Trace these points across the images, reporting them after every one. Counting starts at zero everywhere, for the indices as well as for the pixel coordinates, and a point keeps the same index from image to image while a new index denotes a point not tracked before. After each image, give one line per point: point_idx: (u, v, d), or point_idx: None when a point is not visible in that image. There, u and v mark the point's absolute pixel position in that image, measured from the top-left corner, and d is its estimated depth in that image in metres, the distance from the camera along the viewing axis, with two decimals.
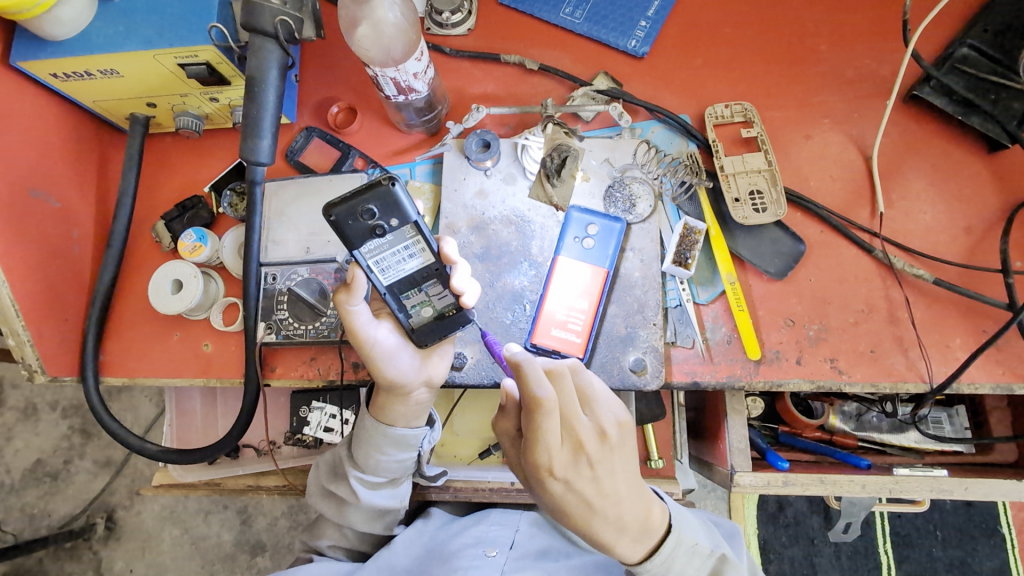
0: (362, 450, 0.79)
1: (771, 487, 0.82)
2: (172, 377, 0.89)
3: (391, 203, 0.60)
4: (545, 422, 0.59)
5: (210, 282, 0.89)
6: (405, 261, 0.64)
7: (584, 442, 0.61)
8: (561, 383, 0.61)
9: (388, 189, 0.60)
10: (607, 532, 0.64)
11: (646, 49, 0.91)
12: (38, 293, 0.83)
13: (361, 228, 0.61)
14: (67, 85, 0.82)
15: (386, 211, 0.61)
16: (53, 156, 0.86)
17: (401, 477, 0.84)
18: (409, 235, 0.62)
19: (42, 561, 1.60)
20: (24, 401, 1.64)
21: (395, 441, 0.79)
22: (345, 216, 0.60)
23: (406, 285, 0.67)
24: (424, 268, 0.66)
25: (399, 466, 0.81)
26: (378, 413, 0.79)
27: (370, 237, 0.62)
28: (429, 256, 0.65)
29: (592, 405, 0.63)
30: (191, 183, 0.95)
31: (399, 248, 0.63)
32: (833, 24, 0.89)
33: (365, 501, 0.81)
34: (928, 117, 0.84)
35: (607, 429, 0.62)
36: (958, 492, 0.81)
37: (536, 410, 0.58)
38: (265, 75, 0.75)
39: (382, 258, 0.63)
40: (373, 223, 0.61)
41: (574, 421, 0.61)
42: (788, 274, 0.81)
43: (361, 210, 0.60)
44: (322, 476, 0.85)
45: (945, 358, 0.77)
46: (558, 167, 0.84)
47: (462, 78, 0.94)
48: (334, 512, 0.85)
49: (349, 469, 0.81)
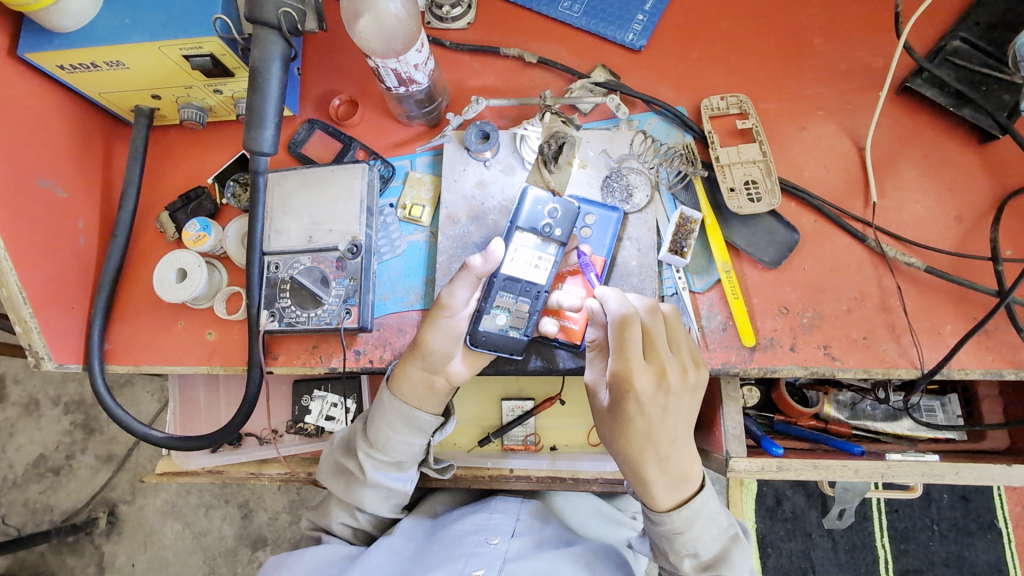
0: (374, 425, 0.79)
1: (766, 472, 0.83)
2: (177, 365, 0.90)
3: (569, 217, 0.80)
4: (632, 334, 0.64)
5: (214, 272, 0.91)
6: (529, 266, 0.80)
7: (667, 372, 0.65)
8: (655, 314, 0.68)
9: (573, 208, 0.80)
10: (652, 466, 0.67)
11: (644, 43, 0.92)
12: (45, 281, 0.84)
13: (540, 216, 0.80)
14: (73, 77, 0.84)
15: (562, 219, 0.79)
16: (59, 146, 0.88)
17: (407, 464, 0.82)
18: (550, 250, 0.80)
19: (44, 555, 1.61)
20: (27, 396, 1.65)
21: (408, 421, 0.79)
22: (536, 200, 0.80)
23: (509, 285, 0.79)
24: (535, 285, 0.80)
25: (408, 450, 0.80)
26: (397, 390, 0.79)
27: (535, 227, 0.79)
28: (545, 278, 0.80)
29: (676, 344, 0.68)
30: (195, 174, 0.96)
31: (536, 254, 0.80)
32: (827, 18, 0.90)
33: (372, 479, 0.80)
34: (920, 109, 0.86)
35: (689, 369, 0.66)
36: (949, 476, 0.82)
37: (621, 326, 0.65)
38: (268, 66, 0.76)
39: (519, 252, 0.80)
40: (547, 221, 0.79)
41: (659, 347, 0.66)
42: (782, 263, 0.83)
43: (547, 210, 0.80)
44: (334, 451, 0.85)
45: (936, 344, 0.79)
46: (556, 153, 0.86)
47: (462, 71, 0.95)
48: (343, 491, 0.84)
49: (361, 445, 0.80)
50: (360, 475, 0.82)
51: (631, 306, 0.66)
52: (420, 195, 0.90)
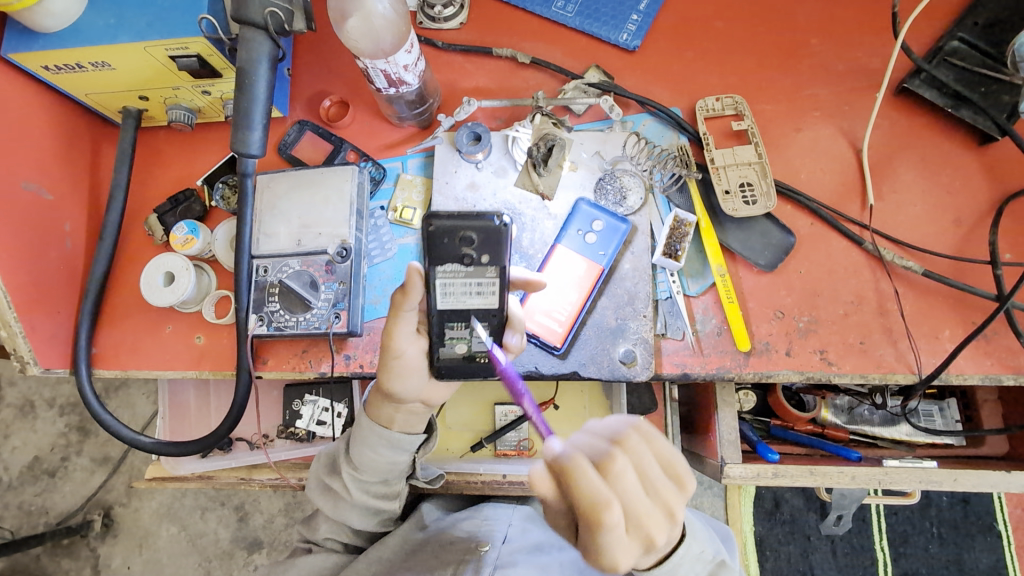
0: (356, 446, 0.78)
1: (761, 479, 0.82)
2: (165, 371, 0.89)
3: (491, 241, 0.65)
4: (606, 537, 0.55)
5: (203, 275, 0.90)
6: (471, 296, 0.67)
7: (654, 536, 0.57)
8: (620, 481, 0.56)
9: (495, 229, 0.64)
10: (646, 564, 0.64)
11: (638, 43, 0.91)
12: (30, 285, 0.83)
13: (451, 246, 0.65)
14: (59, 78, 0.83)
15: (482, 243, 0.65)
16: (45, 148, 0.86)
17: (393, 480, 0.82)
18: (489, 275, 0.65)
19: (39, 558, 1.60)
20: (23, 398, 1.64)
21: (390, 442, 0.78)
22: (442, 231, 0.64)
23: (455, 316, 0.68)
24: (482, 310, 0.68)
25: (392, 467, 0.80)
26: (375, 413, 0.78)
27: (454, 257, 0.65)
28: (495, 302, 0.67)
29: (651, 480, 0.58)
30: (184, 176, 0.95)
31: (473, 282, 0.66)
32: (824, 18, 0.89)
33: (358, 496, 0.80)
34: (917, 110, 0.85)
35: (675, 509, 0.57)
36: (947, 483, 0.81)
37: (594, 529, 0.55)
38: (255, 67, 0.75)
39: (452, 284, 0.66)
40: (465, 250, 0.65)
41: (637, 513, 0.56)
42: (778, 266, 0.81)
43: (460, 235, 0.64)
44: (320, 469, 0.83)
45: (934, 349, 0.78)
46: (545, 156, 0.84)
47: (454, 72, 0.94)
48: (330, 509, 0.82)
49: (344, 466, 0.80)
50: (344, 496, 0.81)
51: (599, 496, 0.55)
52: (411, 197, 0.89)
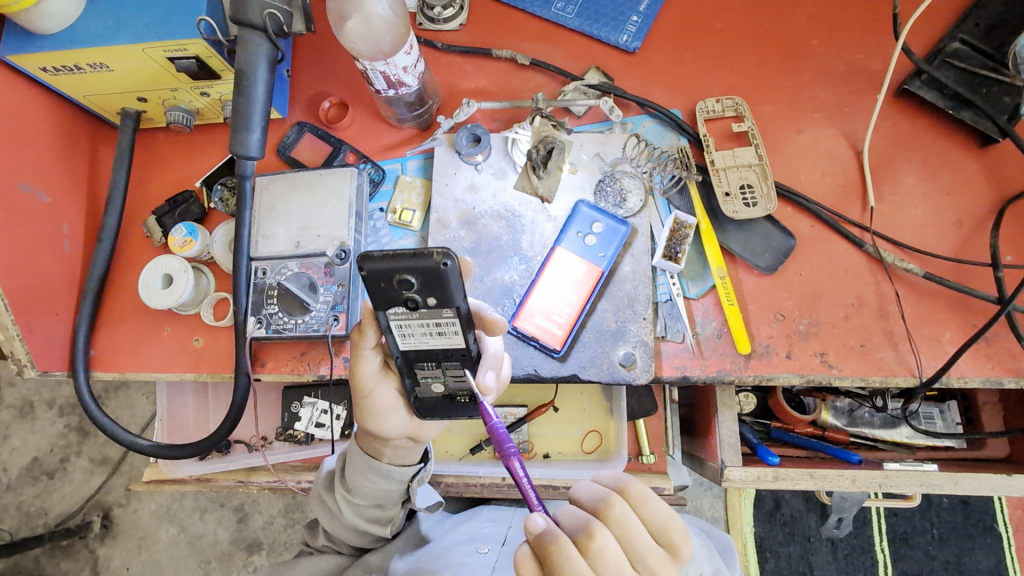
0: (350, 470, 0.78)
1: (762, 482, 0.82)
2: (163, 373, 0.89)
3: (435, 282, 0.54)
4: None
5: (201, 277, 0.90)
6: (432, 337, 0.60)
7: None
8: (603, 557, 0.52)
9: (437, 268, 0.52)
10: None
11: (638, 44, 0.91)
12: (27, 287, 0.82)
13: (391, 291, 0.55)
14: (57, 79, 0.82)
15: (426, 285, 0.54)
16: (42, 150, 0.86)
17: (387, 505, 0.80)
18: (443, 316, 0.57)
19: (38, 559, 1.59)
20: (22, 399, 1.64)
21: (379, 472, 0.77)
22: (376, 275, 0.53)
23: (423, 356, 0.64)
24: (449, 348, 0.61)
25: (384, 495, 0.79)
26: (367, 443, 0.78)
27: (399, 302, 0.56)
28: (460, 340, 0.60)
29: (637, 548, 0.53)
30: (183, 178, 0.95)
31: (430, 323, 0.58)
32: (825, 19, 0.89)
33: (350, 520, 0.79)
34: (918, 112, 0.84)
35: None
36: (948, 486, 0.81)
37: None
38: (254, 69, 0.75)
39: (408, 326, 0.59)
40: (408, 293, 0.55)
41: None
42: (778, 269, 0.81)
43: (397, 277, 0.54)
44: (320, 483, 0.83)
45: (935, 352, 0.77)
46: (545, 158, 0.84)
47: (453, 73, 0.94)
48: (328, 523, 0.82)
49: (338, 488, 0.80)
50: (340, 517, 0.81)
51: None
52: (411, 199, 0.89)
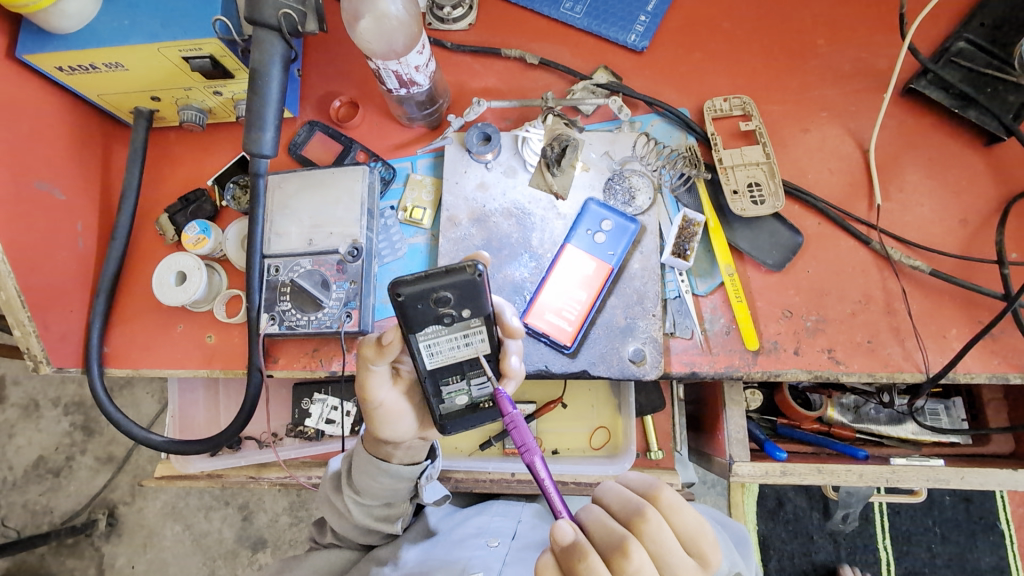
0: (359, 471, 0.78)
1: (770, 477, 0.83)
2: (176, 369, 0.90)
3: (470, 295, 0.59)
4: None
5: (214, 274, 0.91)
6: (459, 348, 0.65)
7: None
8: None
9: (471, 280, 0.58)
10: None
11: (646, 44, 0.92)
12: (43, 284, 0.83)
13: (427, 309, 0.60)
14: (72, 79, 0.83)
15: (460, 297, 0.60)
16: (57, 148, 0.87)
17: (396, 502, 0.82)
18: (472, 324, 0.63)
19: (44, 557, 1.60)
20: (27, 398, 1.65)
21: (389, 473, 0.77)
22: (414, 297, 0.58)
23: (448, 370, 0.67)
24: (473, 355, 0.66)
25: (394, 493, 0.79)
26: (374, 446, 0.78)
27: (433, 318, 0.61)
28: (485, 345, 0.66)
29: (669, 563, 0.54)
30: (195, 176, 0.96)
31: (459, 333, 0.64)
32: (831, 19, 0.90)
33: (360, 520, 0.80)
34: (923, 111, 0.85)
35: None
36: (955, 481, 0.81)
37: None
38: (268, 68, 0.76)
39: (437, 342, 0.64)
40: (444, 308, 0.60)
41: None
42: (786, 266, 0.82)
43: (434, 295, 0.59)
44: (327, 483, 0.83)
45: (941, 347, 0.78)
46: (559, 156, 0.85)
47: (463, 72, 0.95)
48: (337, 521, 0.83)
49: (346, 490, 0.79)
50: (349, 516, 0.81)
51: None
52: (421, 197, 0.90)
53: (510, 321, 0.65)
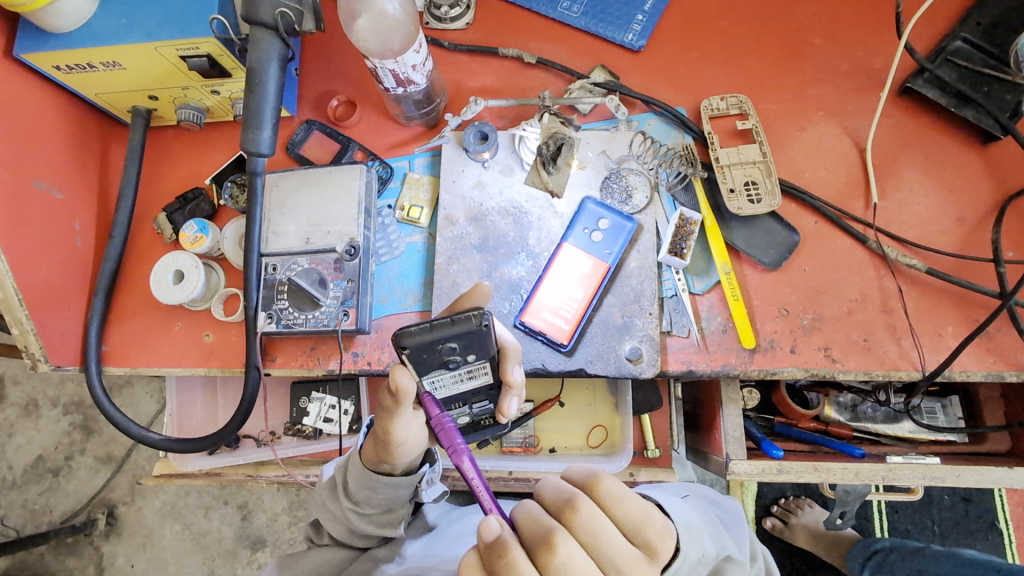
0: (356, 483, 0.77)
1: (766, 475, 0.83)
2: (174, 368, 0.90)
3: (474, 341, 0.60)
4: None
5: (212, 273, 0.91)
6: (462, 383, 0.65)
7: None
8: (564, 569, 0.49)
9: (476, 330, 0.59)
10: None
11: (643, 43, 0.92)
12: (41, 283, 0.83)
13: (433, 359, 0.61)
14: (70, 77, 0.84)
15: (466, 346, 0.60)
16: (55, 147, 0.87)
17: (398, 509, 0.81)
18: (477, 364, 0.63)
19: (43, 556, 1.60)
20: (26, 397, 1.65)
21: (388, 483, 0.76)
22: (419, 347, 0.59)
23: (451, 400, 0.68)
24: (477, 387, 0.67)
25: (395, 500, 0.79)
26: (368, 456, 0.77)
27: (440, 366, 0.62)
28: (488, 377, 0.66)
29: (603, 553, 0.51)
30: (192, 176, 0.96)
31: (463, 373, 0.64)
32: (827, 18, 0.90)
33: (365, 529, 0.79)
34: (920, 110, 0.85)
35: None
36: (950, 478, 0.81)
37: None
38: (265, 67, 0.76)
39: (441, 381, 0.64)
40: (449, 357, 0.61)
41: None
42: (782, 264, 0.82)
43: (440, 345, 0.60)
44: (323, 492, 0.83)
45: (937, 346, 0.78)
46: (554, 154, 0.85)
47: (461, 71, 0.95)
48: (343, 534, 0.82)
49: (345, 502, 0.79)
50: (346, 520, 0.81)
51: None
52: (419, 196, 0.90)
53: (513, 372, 0.66)
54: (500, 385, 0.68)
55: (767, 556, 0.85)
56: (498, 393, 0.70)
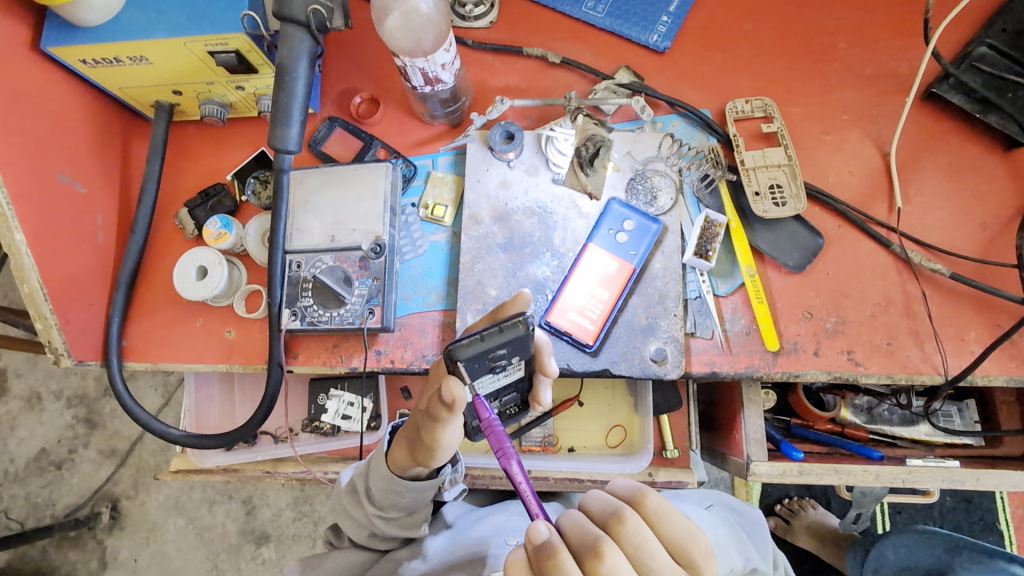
0: (381, 487, 0.78)
1: (787, 477, 0.84)
2: (196, 363, 0.90)
3: (521, 344, 0.60)
4: None
5: (235, 269, 0.91)
6: (500, 381, 0.65)
7: None
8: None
9: (524, 335, 0.59)
10: None
11: (668, 44, 0.92)
12: (64, 278, 0.83)
13: (483, 367, 0.61)
14: (95, 72, 0.83)
15: (513, 350, 0.61)
16: (78, 141, 0.87)
17: (421, 510, 0.82)
18: (516, 363, 0.64)
19: (46, 549, 1.60)
20: (29, 390, 1.64)
21: (414, 487, 0.77)
22: (471, 358, 0.59)
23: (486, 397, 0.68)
24: (512, 382, 0.67)
25: (418, 501, 0.80)
26: (395, 460, 0.77)
27: (487, 371, 0.62)
28: (522, 372, 0.66)
29: (648, 568, 0.51)
30: (214, 170, 0.96)
31: (503, 374, 0.64)
32: (851, 23, 0.90)
33: (387, 530, 0.80)
34: (944, 115, 0.86)
35: None
36: (969, 482, 0.82)
37: None
38: (295, 64, 0.76)
39: (483, 384, 0.63)
40: (497, 362, 0.61)
41: None
42: (806, 267, 0.83)
43: (490, 354, 0.60)
44: (343, 496, 0.83)
45: (960, 351, 0.79)
46: (592, 156, 0.86)
47: (484, 70, 0.95)
48: (363, 537, 0.82)
49: (369, 508, 0.79)
50: (369, 524, 0.81)
51: None
52: (443, 194, 0.90)
53: (547, 362, 0.67)
54: (532, 376, 0.70)
55: (781, 555, 0.82)
56: (530, 383, 0.71)
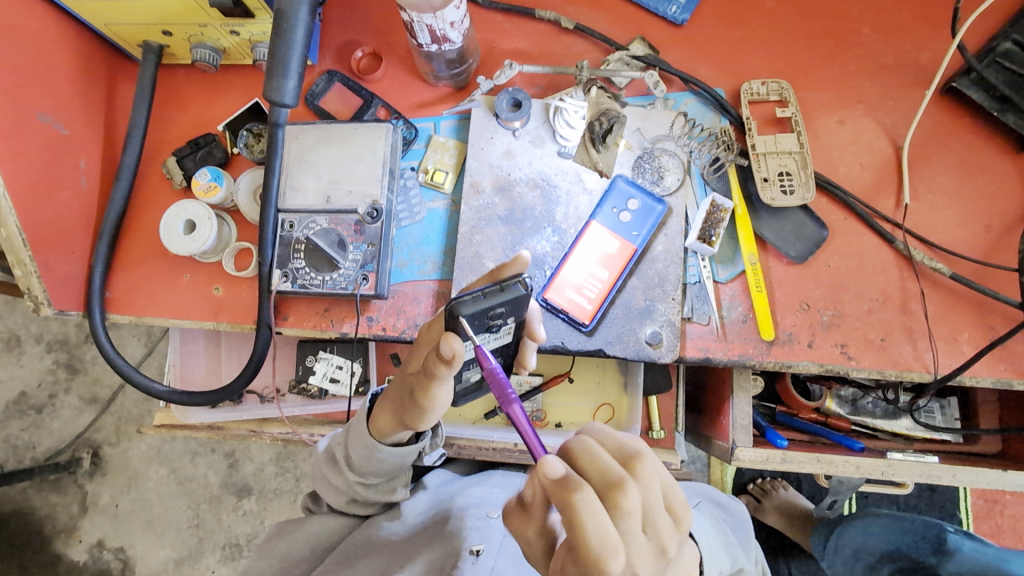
0: (362, 456, 0.77)
1: (770, 463, 0.85)
2: (182, 319, 0.88)
3: (518, 305, 0.60)
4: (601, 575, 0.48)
5: (224, 225, 0.88)
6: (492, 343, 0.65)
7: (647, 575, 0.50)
8: (629, 515, 0.48)
9: (523, 296, 0.59)
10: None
11: (687, 17, 0.88)
12: (44, 223, 0.79)
13: (480, 325, 0.59)
14: (78, 4, 0.78)
15: (510, 311, 0.60)
16: (60, 79, 0.82)
17: (401, 475, 0.82)
18: (509, 325, 0.63)
19: (25, 491, 1.59)
20: (8, 331, 1.61)
21: (395, 453, 0.76)
22: (471, 316, 0.57)
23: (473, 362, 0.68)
24: (502, 347, 0.67)
25: (398, 467, 0.79)
26: (377, 424, 0.75)
27: (483, 332, 0.61)
28: (511, 337, 0.66)
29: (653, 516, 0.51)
30: (204, 119, 0.91)
31: (496, 335, 0.63)
32: (877, 8, 0.87)
33: (367, 495, 0.81)
34: (960, 112, 0.84)
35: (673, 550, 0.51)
36: (946, 477, 0.85)
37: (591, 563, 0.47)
38: (295, 10, 0.71)
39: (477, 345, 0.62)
40: (494, 322, 0.60)
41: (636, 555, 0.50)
42: (808, 259, 0.82)
43: (490, 314, 0.58)
44: (322, 462, 0.81)
45: (952, 350, 0.79)
46: (604, 132, 0.83)
47: (493, 31, 0.90)
48: (342, 501, 0.82)
49: (349, 475, 0.79)
50: (350, 492, 0.81)
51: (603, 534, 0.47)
52: (443, 160, 0.87)
53: (536, 330, 0.67)
54: (520, 342, 0.69)
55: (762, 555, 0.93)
56: (517, 350, 0.71)
